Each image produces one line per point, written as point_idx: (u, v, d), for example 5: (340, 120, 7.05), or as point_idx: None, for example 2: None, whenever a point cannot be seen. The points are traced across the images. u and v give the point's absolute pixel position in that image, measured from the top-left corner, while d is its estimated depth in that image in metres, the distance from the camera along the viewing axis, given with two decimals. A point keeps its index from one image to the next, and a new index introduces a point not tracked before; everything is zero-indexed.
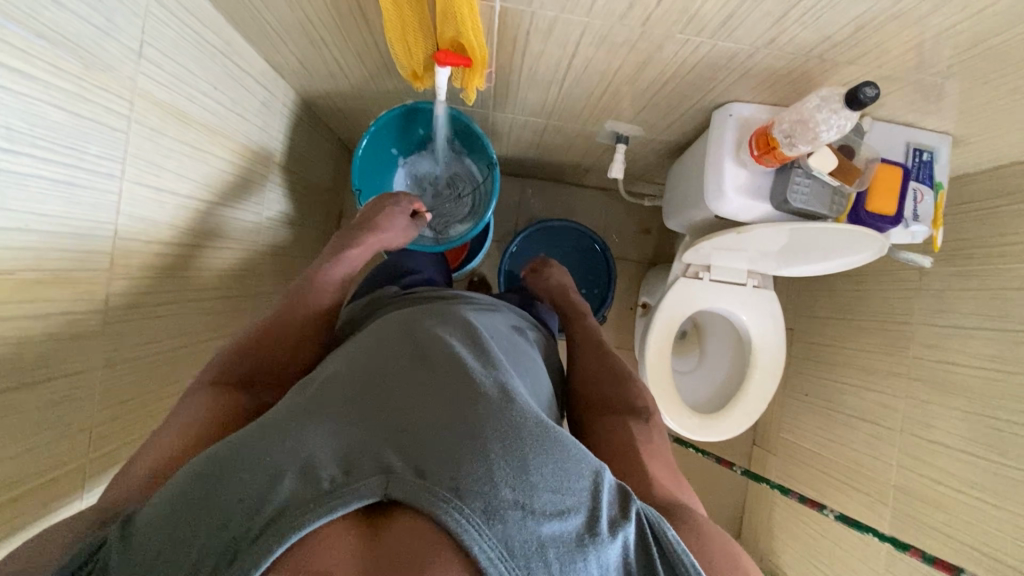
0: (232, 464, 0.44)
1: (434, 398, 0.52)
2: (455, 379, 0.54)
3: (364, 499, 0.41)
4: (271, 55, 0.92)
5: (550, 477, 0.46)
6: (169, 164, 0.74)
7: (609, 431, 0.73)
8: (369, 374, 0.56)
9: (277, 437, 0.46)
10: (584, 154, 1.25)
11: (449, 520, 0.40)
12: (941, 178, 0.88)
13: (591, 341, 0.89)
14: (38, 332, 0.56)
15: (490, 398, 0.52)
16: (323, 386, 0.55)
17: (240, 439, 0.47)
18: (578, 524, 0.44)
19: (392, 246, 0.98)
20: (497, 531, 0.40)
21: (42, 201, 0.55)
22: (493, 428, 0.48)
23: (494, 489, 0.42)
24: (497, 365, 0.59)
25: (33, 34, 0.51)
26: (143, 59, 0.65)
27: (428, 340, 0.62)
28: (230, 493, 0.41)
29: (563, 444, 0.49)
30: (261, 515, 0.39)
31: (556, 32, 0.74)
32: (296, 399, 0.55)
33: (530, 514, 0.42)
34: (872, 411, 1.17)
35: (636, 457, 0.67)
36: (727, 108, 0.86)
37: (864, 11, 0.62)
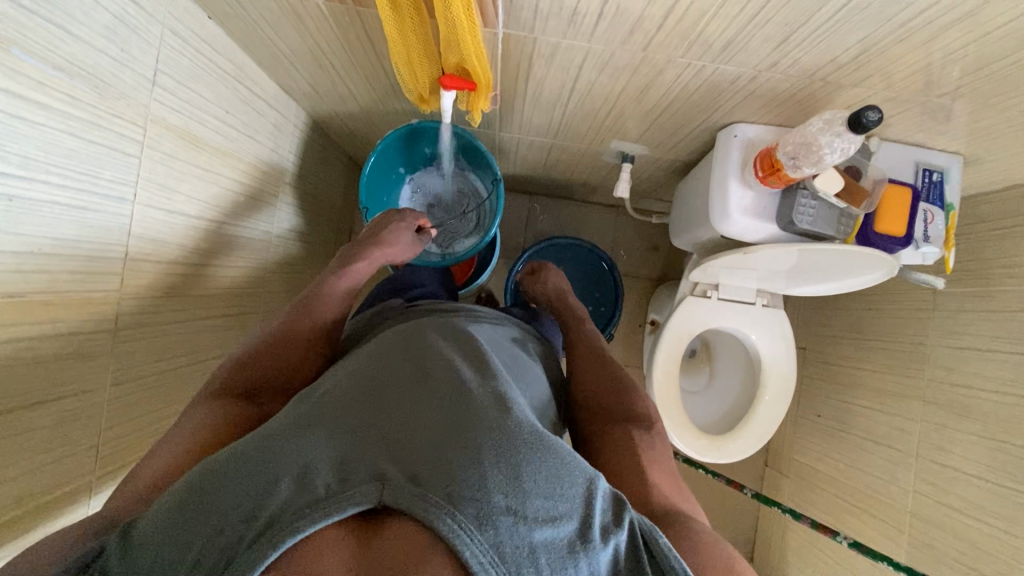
0: (232, 470, 0.43)
1: (431, 406, 0.51)
2: (451, 388, 0.53)
3: (357, 506, 0.40)
4: (282, 79, 0.95)
5: (543, 483, 0.44)
6: (181, 187, 0.76)
7: (610, 441, 0.71)
8: (369, 380, 0.55)
9: (276, 443, 0.46)
10: (591, 173, 1.25)
11: (441, 527, 0.39)
12: (952, 199, 0.86)
13: (591, 345, 0.89)
14: (49, 352, 0.57)
15: (484, 405, 0.51)
16: (322, 395, 0.54)
17: (241, 445, 0.47)
18: (571, 531, 0.43)
19: (398, 261, 0.99)
20: (488, 537, 0.39)
21: (55, 225, 0.56)
22: (489, 435, 0.47)
23: (486, 495, 0.41)
24: (495, 373, 0.58)
25: (52, 67, 0.53)
26: (157, 87, 0.68)
27: (427, 349, 0.61)
28: (228, 500, 0.41)
29: (557, 450, 0.48)
30: (257, 522, 0.38)
31: (559, 57, 0.75)
32: (294, 408, 0.54)
33: (522, 520, 0.41)
34: (887, 434, 1.14)
35: (636, 464, 0.66)
36: (731, 129, 0.86)
37: (866, 36, 0.62)
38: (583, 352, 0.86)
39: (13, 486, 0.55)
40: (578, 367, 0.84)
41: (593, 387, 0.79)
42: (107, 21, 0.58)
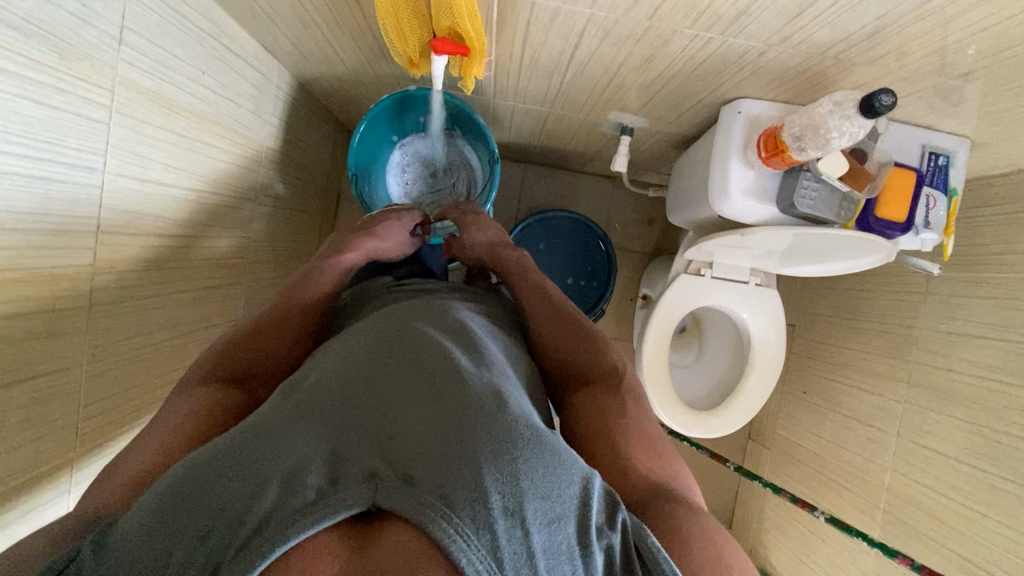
0: (216, 469, 0.39)
1: (424, 397, 0.47)
2: (444, 377, 0.49)
3: (349, 511, 0.37)
4: (263, 36, 0.89)
5: (541, 482, 0.40)
6: (156, 155, 0.72)
7: (585, 410, 0.63)
8: (360, 368, 0.51)
9: (261, 438, 0.42)
10: (587, 144, 1.21)
11: (437, 531, 0.35)
12: (956, 184, 0.84)
13: (541, 293, 0.79)
14: (20, 331, 0.55)
15: (480, 396, 0.47)
16: (311, 384, 0.51)
17: (225, 439, 0.43)
18: (569, 535, 0.39)
19: (389, 260, 0.93)
20: (486, 540, 0.36)
21: (19, 197, 0.53)
22: (486, 428, 0.43)
23: (482, 496, 0.38)
24: (491, 365, 0.54)
25: (5, 25, 0.48)
26: (124, 46, 0.63)
27: (421, 333, 0.57)
28: (213, 502, 0.37)
29: (555, 447, 0.44)
30: (244, 527, 0.35)
31: (559, 23, 0.70)
32: (282, 399, 0.50)
33: (521, 524, 0.37)
34: (870, 413, 1.16)
35: (612, 438, 0.58)
36: (736, 104, 0.82)
37: (886, 12, 0.58)
38: (541, 308, 0.76)
39: None
40: (540, 324, 0.74)
41: (561, 345, 0.71)
42: None
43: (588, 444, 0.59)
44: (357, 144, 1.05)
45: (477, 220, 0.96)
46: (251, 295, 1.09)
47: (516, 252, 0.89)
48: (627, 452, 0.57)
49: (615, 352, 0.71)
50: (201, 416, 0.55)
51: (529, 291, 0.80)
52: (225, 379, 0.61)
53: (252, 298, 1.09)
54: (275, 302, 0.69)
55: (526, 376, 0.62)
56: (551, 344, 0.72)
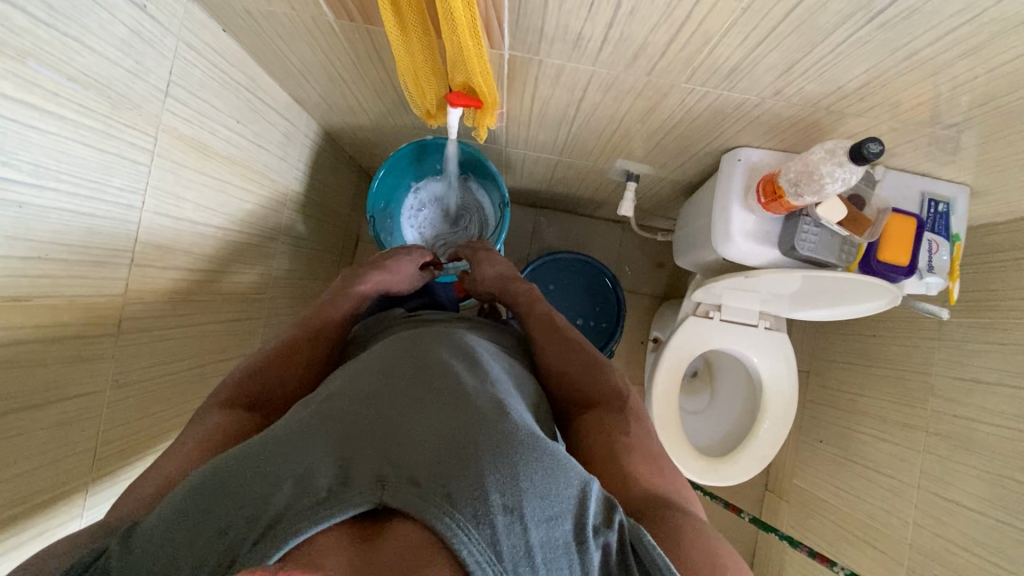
0: (232, 475, 0.41)
1: (429, 408, 0.48)
2: (449, 391, 0.51)
3: (356, 508, 0.38)
4: (294, 90, 0.97)
5: (540, 482, 0.41)
6: (190, 194, 0.78)
7: (588, 431, 0.64)
8: (370, 385, 0.53)
9: (273, 446, 0.44)
10: (596, 189, 1.26)
11: (439, 525, 0.36)
12: (957, 230, 0.85)
13: (547, 321, 0.81)
14: (52, 355, 0.59)
15: (483, 407, 0.48)
16: (322, 400, 0.52)
17: (240, 449, 0.45)
18: (566, 532, 0.40)
19: (400, 294, 0.95)
20: (486, 535, 0.37)
21: (64, 231, 0.58)
22: (489, 433, 0.44)
23: (483, 493, 0.39)
24: (494, 382, 0.56)
25: (65, 78, 0.55)
26: (170, 98, 0.69)
27: (428, 356, 0.59)
28: (227, 504, 0.39)
29: (553, 452, 0.44)
30: (257, 525, 0.36)
31: (564, 78, 0.76)
32: (294, 414, 0.52)
33: (520, 520, 0.38)
34: (890, 463, 1.12)
35: (613, 456, 0.58)
36: (735, 153, 0.86)
37: (870, 67, 0.62)
38: (547, 335, 0.78)
39: (9, 486, 0.56)
40: (545, 350, 0.76)
41: (566, 368, 0.72)
42: (124, 34, 0.60)
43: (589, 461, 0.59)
44: (379, 185, 1.11)
45: (488, 256, 0.98)
46: (269, 329, 1.13)
47: (526, 285, 0.91)
48: (627, 466, 0.57)
49: (620, 379, 0.72)
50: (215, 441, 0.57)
51: (535, 320, 0.82)
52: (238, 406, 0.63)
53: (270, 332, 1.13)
54: (291, 335, 0.72)
55: (532, 398, 0.63)
56: (557, 369, 0.73)
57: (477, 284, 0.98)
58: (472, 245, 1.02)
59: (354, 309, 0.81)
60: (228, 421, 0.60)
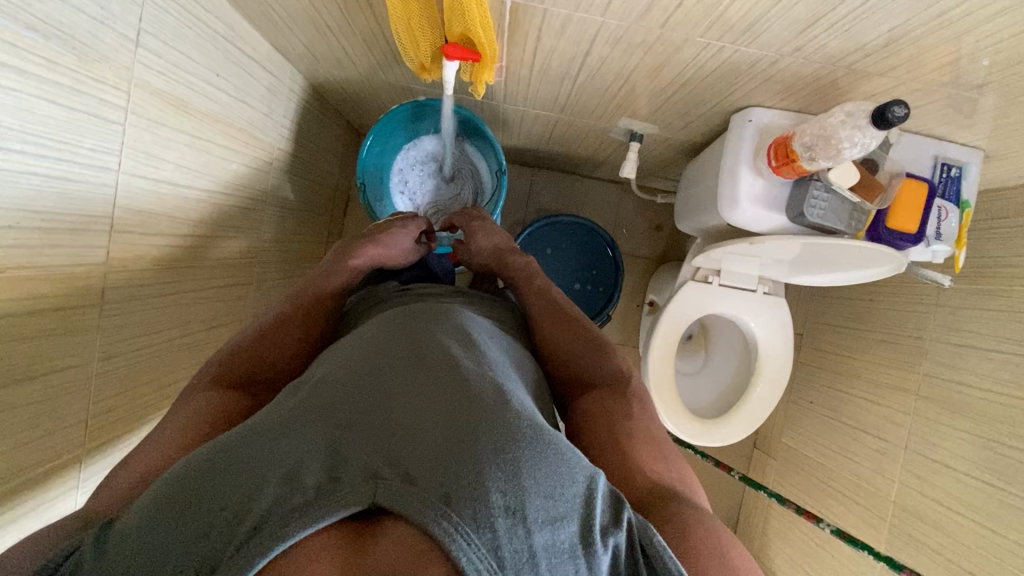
0: (217, 469, 0.40)
1: (425, 398, 0.47)
2: (447, 379, 0.49)
3: (351, 509, 0.37)
4: (276, 39, 0.90)
5: (543, 481, 0.40)
6: (169, 155, 0.73)
7: (590, 414, 0.63)
8: (362, 370, 0.51)
9: (261, 438, 0.42)
10: (596, 149, 1.21)
11: (436, 529, 0.36)
12: (968, 196, 0.83)
13: (547, 296, 0.79)
14: (33, 329, 0.56)
15: (483, 396, 0.47)
16: (314, 385, 0.51)
17: (226, 439, 0.43)
18: (572, 533, 0.39)
19: (394, 269, 0.91)
20: (487, 540, 0.36)
21: (35, 197, 0.54)
22: (491, 427, 0.43)
23: (483, 494, 0.38)
24: (494, 367, 0.54)
25: (25, 27, 0.49)
26: (141, 48, 0.64)
27: (424, 338, 0.57)
28: (215, 500, 0.38)
29: (558, 447, 0.43)
30: (244, 524, 0.36)
31: (570, 30, 0.70)
32: (284, 400, 0.50)
33: (522, 523, 0.38)
34: (879, 425, 1.15)
35: (616, 442, 0.58)
36: (745, 113, 0.82)
37: (900, 24, 0.58)
38: (547, 310, 0.77)
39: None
40: (545, 328, 0.74)
41: (567, 347, 0.71)
42: None
43: (591, 448, 0.59)
44: (368, 153, 1.08)
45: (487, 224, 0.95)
46: (259, 295, 1.10)
47: (526, 257, 0.89)
48: (632, 454, 0.57)
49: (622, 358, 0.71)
50: (208, 421, 0.55)
51: (534, 295, 0.80)
52: (231, 382, 0.61)
53: (260, 298, 1.10)
54: (281, 308, 0.70)
55: (532, 382, 0.62)
56: (558, 348, 0.72)
57: (474, 254, 0.95)
58: (467, 212, 0.99)
59: (347, 284, 0.78)
60: (223, 399, 0.58)
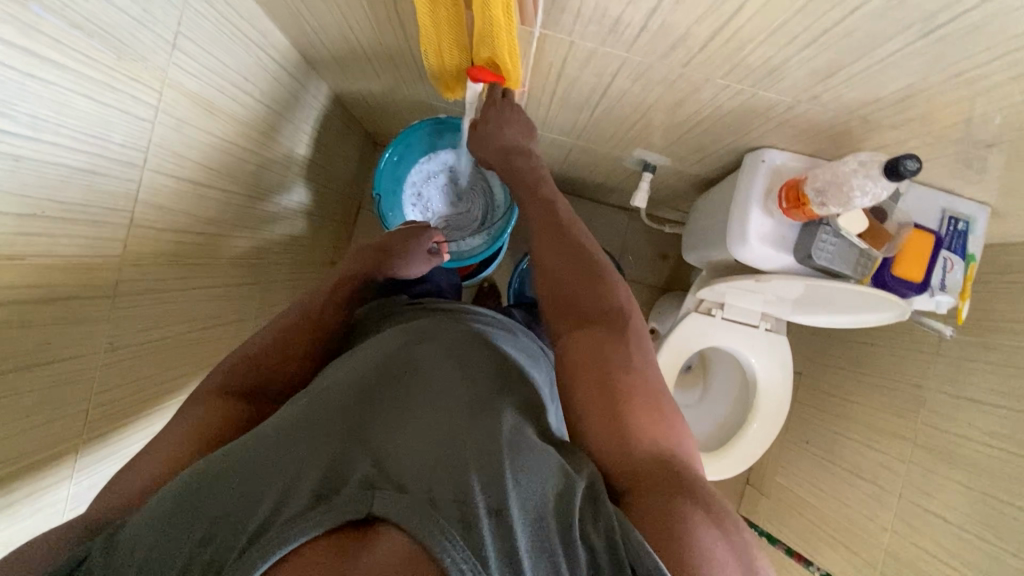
0: (220, 479, 0.41)
1: (418, 417, 0.49)
2: (440, 399, 0.51)
3: (346, 518, 0.37)
4: (304, 48, 0.92)
5: (525, 492, 0.42)
6: (193, 155, 0.74)
7: (593, 367, 0.59)
8: (359, 385, 0.53)
9: (264, 450, 0.44)
10: (609, 176, 1.23)
11: (422, 534, 0.36)
12: (974, 250, 0.84)
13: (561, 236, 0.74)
14: (44, 317, 0.56)
15: (472, 415, 0.49)
16: (313, 396, 0.52)
17: (229, 452, 0.45)
18: (553, 534, 0.40)
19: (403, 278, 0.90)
20: (472, 542, 0.37)
21: (61, 189, 0.55)
22: (483, 446, 0.45)
23: (468, 502, 0.39)
24: (487, 382, 0.55)
25: (69, 24, 0.51)
26: (176, 50, 0.65)
27: (418, 355, 0.59)
28: (216, 510, 0.39)
29: (541, 460, 0.45)
30: (244, 533, 0.37)
31: (594, 63, 0.72)
32: (285, 410, 0.51)
33: (505, 527, 0.39)
34: (874, 471, 1.14)
35: (615, 409, 0.55)
36: (760, 153, 0.84)
37: (916, 82, 0.59)
38: (559, 255, 0.71)
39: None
40: (558, 276, 0.70)
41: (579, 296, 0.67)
42: None
43: (593, 414, 0.55)
44: (386, 165, 1.11)
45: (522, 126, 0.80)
46: (267, 296, 1.10)
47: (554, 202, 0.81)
48: (634, 428, 0.53)
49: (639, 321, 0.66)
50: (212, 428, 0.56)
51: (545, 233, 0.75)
52: (239, 390, 0.62)
53: (267, 300, 1.10)
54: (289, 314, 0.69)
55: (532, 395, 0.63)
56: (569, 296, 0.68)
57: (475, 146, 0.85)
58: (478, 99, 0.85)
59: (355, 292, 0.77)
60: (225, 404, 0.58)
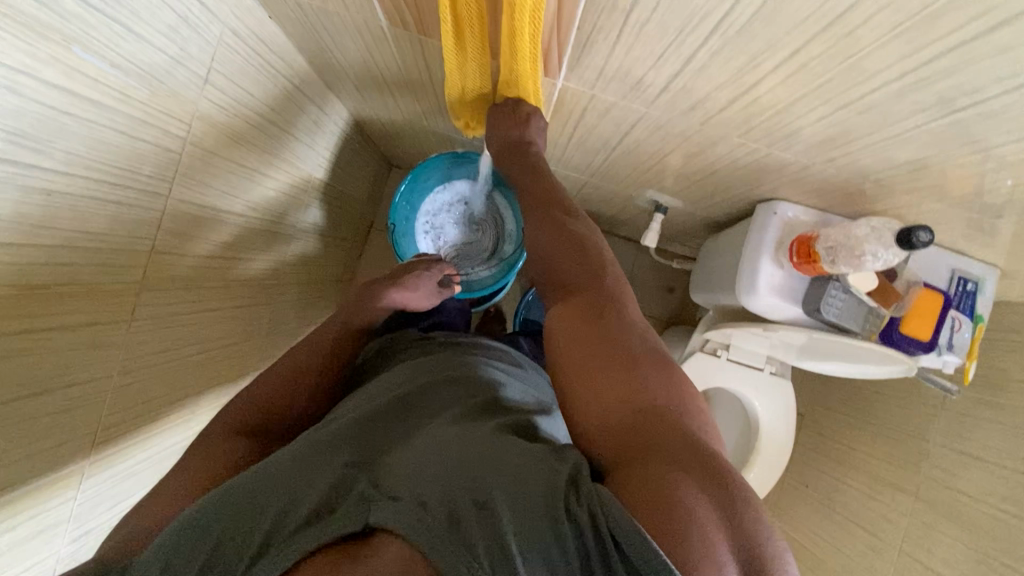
0: (233, 501, 0.46)
1: (414, 444, 0.53)
2: (436, 428, 0.56)
3: (343, 531, 0.41)
4: (329, 78, 0.94)
5: (511, 483, 0.43)
6: (216, 182, 0.76)
7: (581, 340, 0.54)
8: (362, 424, 0.58)
9: (272, 475, 0.49)
10: (620, 211, 1.24)
11: (412, 536, 0.39)
12: (981, 311, 0.85)
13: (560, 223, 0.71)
14: (64, 343, 0.57)
15: (464, 432, 0.52)
16: (322, 433, 0.57)
17: (243, 478, 0.49)
18: (541, 512, 0.39)
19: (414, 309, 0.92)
20: (460, 537, 0.38)
21: (88, 220, 0.56)
22: (472, 454, 0.48)
23: (456, 503, 0.42)
24: (482, 410, 0.59)
25: (109, 64, 0.53)
26: (209, 85, 0.67)
27: (416, 399, 0.64)
28: (228, 530, 0.43)
29: (528, 454, 0.46)
30: (256, 554, 0.41)
31: (613, 114, 0.73)
32: (296, 444, 0.56)
33: (491, 516, 0.40)
34: (873, 521, 1.14)
35: (599, 376, 0.50)
36: (772, 205, 0.85)
37: (930, 156, 0.60)
38: (557, 240, 0.69)
39: (10, 475, 0.55)
40: (556, 261, 0.67)
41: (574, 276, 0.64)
42: (171, 20, 0.58)
43: (578, 388, 0.51)
44: (402, 202, 1.13)
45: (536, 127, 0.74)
46: (277, 316, 1.11)
47: (546, 176, 0.78)
48: (619, 399, 0.48)
49: (632, 293, 0.61)
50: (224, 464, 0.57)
51: (543, 218, 0.72)
52: (246, 430, 0.64)
53: (277, 319, 1.11)
54: (301, 348, 0.73)
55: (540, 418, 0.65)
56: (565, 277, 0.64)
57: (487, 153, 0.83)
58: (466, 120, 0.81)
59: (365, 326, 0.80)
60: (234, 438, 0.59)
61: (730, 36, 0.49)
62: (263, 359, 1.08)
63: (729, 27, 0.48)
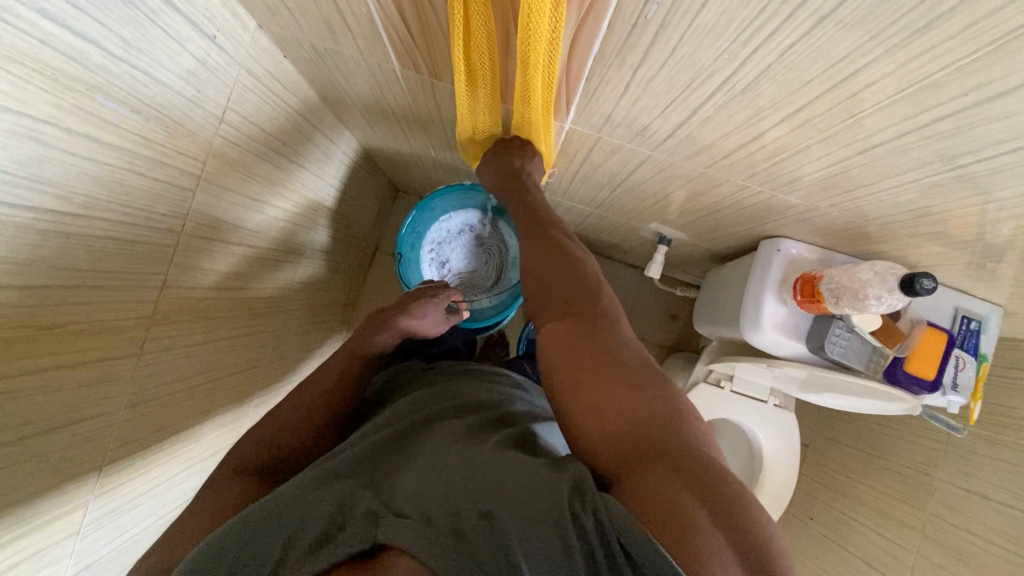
0: (247, 528, 0.47)
1: (420, 464, 0.54)
2: (440, 446, 0.56)
3: (354, 550, 0.42)
4: (340, 111, 0.96)
5: (514, 496, 0.44)
6: (229, 214, 0.77)
7: (572, 354, 0.55)
8: (367, 450, 0.59)
9: (282, 499, 0.51)
10: (624, 241, 1.25)
11: (418, 551, 0.41)
12: (986, 350, 0.85)
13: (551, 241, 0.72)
14: (74, 380, 0.58)
15: (468, 449, 0.53)
16: (329, 461, 0.58)
17: (255, 505, 0.51)
18: (546, 521, 0.41)
19: (423, 336, 0.92)
20: (465, 553, 0.40)
21: (103, 258, 0.57)
22: (476, 470, 0.49)
23: (461, 519, 0.43)
24: (486, 428, 0.60)
25: (130, 110, 0.54)
26: (224, 123, 0.69)
27: (421, 424, 0.65)
28: (246, 556, 0.45)
29: (530, 465, 0.47)
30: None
31: (619, 154, 0.75)
32: (305, 471, 0.57)
33: (495, 531, 0.42)
34: (878, 558, 1.12)
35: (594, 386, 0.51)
36: (775, 243, 0.86)
37: (932, 205, 0.61)
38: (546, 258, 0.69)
39: (15, 515, 0.55)
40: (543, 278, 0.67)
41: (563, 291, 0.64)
42: (190, 65, 0.60)
43: (574, 400, 0.51)
44: (408, 231, 1.15)
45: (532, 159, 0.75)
46: (283, 341, 1.12)
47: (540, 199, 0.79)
48: (615, 406, 0.49)
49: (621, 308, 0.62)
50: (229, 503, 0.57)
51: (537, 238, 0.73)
52: (252, 467, 0.64)
53: (283, 345, 1.12)
54: (308, 382, 0.74)
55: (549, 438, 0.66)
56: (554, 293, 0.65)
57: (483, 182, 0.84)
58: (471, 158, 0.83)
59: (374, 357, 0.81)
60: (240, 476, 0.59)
61: (734, 93, 0.50)
62: (268, 386, 1.09)
63: (734, 84, 0.49)
